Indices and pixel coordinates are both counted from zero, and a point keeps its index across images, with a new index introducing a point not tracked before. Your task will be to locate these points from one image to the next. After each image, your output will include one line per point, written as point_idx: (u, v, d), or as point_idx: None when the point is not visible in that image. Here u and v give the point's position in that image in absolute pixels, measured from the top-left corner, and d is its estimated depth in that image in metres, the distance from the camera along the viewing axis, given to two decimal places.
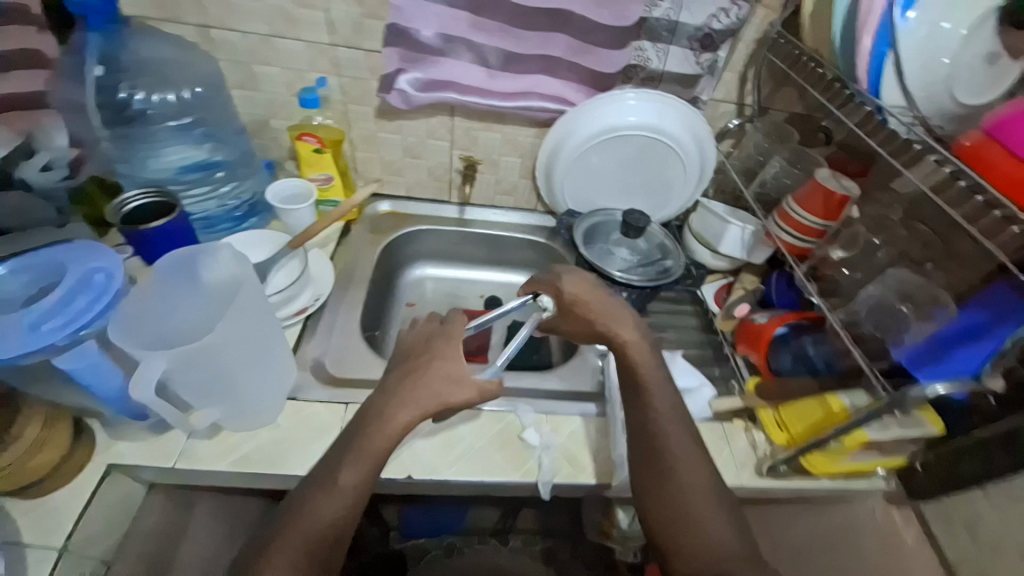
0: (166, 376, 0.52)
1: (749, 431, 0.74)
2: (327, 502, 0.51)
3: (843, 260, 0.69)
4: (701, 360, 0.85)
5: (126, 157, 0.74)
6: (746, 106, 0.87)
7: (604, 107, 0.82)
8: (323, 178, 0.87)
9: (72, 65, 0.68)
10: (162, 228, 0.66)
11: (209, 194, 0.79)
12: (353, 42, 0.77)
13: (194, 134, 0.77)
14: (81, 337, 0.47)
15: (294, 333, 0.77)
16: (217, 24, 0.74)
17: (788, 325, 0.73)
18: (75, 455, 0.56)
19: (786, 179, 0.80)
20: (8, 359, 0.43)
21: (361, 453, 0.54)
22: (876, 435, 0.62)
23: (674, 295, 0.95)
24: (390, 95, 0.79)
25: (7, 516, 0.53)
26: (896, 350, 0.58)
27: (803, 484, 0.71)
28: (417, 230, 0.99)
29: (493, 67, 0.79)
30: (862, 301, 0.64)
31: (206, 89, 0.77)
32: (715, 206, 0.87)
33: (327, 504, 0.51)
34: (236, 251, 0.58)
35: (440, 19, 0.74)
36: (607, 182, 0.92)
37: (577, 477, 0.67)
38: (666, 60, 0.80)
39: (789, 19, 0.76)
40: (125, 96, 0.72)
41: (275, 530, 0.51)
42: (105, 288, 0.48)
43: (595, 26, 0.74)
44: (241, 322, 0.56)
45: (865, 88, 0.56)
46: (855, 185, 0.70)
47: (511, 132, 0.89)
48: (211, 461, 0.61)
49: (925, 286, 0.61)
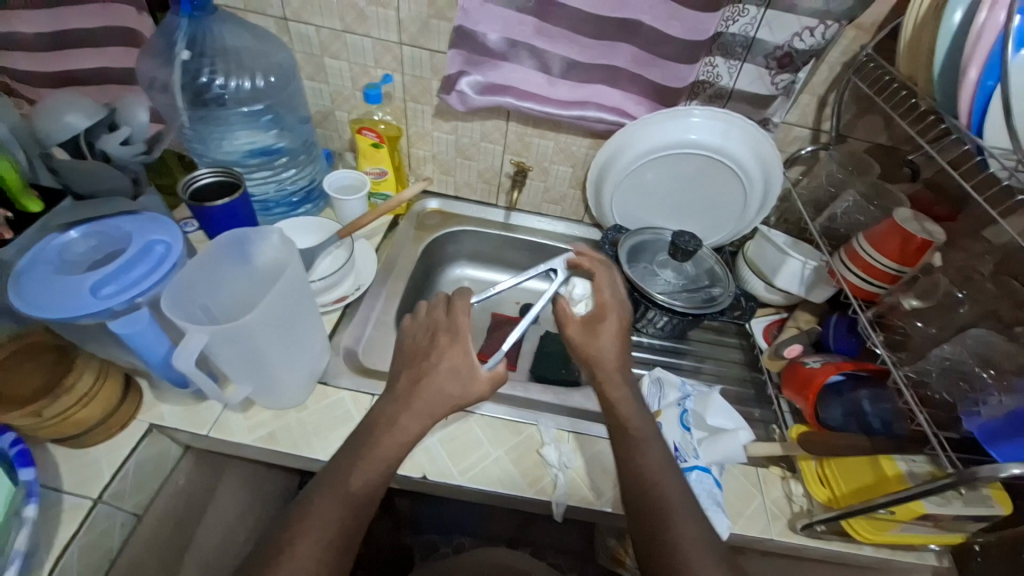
0: (206, 349, 0.54)
1: (786, 481, 0.68)
2: (336, 503, 0.51)
3: (916, 311, 0.61)
4: (741, 398, 0.80)
5: (201, 137, 0.79)
6: (822, 132, 0.81)
7: (665, 122, 0.79)
8: (377, 172, 0.89)
9: (163, 46, 0.74)
10: (226, 206, 0.70)
11: (270, 178, 0.83)
12: (419, 42, 0.79)
13: (263, 120, 0.81)
14: (136, 303, 0.49)
15: (332, 319, 0.79)
16: (295, 18, 0.78)
17: (844, 373, 0.67)
18: (121, 410, 0.60)
19: (859, 215, 0.74)
20: (69, 318, 0.46)
21: (379, 458, 0.54)
22: (936, 510, 0.56)
23: (719, 326, 0.91)
24: (449, 96, 0.80)
25: (53, 461, 0.57)
26: (968, 422, 0.50)
27: (844, 549, 0.64)
28: (462, 230, 1.00)
29: (553, 75, 0.78)
30: (932, 359, 0.57)
31: (279, 79, 0.80)
32: (775, 236, 0.82)
33: (337, 505, 0.51)
34: (286, 237, 0.60)
35: (505, 23, 0.73)
36: (659, 201, 0.88)
37: (592, 503, 0.64)
38: (737, 78, 0.76)
39: (882, 43, 0.69)
40: (206, 80, 0.76)
41: (291, 520, 0.50)
42: (162, 260, 0.52)
43: (664, 38, 0.71)
44: (283, 305, 0.57)
45: (965, 125, 0.50)
46: (941, 231, 0.63)
47: (565, 140, 0.88)
48: (240, 434, 0.63)
49: (1011, 353, 0.54)
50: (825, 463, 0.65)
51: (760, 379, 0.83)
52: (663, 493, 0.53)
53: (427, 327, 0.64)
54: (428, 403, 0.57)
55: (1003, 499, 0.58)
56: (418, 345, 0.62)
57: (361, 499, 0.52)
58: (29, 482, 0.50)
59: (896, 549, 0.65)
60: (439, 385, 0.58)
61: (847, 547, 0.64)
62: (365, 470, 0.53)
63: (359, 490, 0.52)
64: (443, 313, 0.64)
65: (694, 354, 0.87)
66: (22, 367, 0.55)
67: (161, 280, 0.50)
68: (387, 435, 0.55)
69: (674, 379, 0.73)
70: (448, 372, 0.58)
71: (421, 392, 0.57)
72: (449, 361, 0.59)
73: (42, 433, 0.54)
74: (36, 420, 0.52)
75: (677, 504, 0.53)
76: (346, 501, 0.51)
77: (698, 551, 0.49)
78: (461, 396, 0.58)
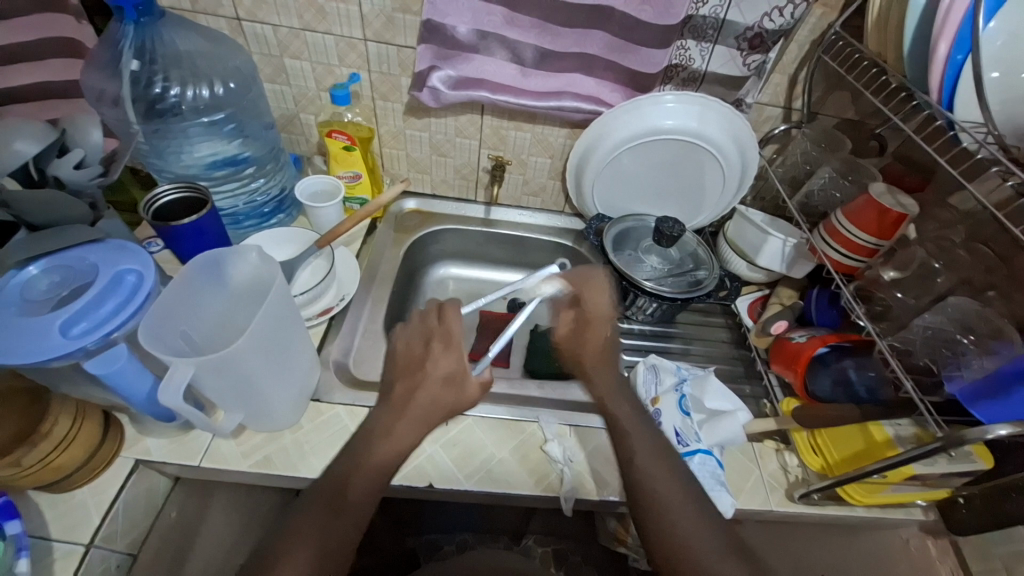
0: (193, 382, 0.52)
1: (780, 453, 0.71)
2: (338, 516, 0.49)
3: (895, 282, 0.65)
4: (732, 375, 0.82)
5: (158, 152, 0.74)
6: (794, 111, 0.83)
7: (641, 109, 0.79)
8: (351, 176, 0.86)
9: (108, 57, 0.69)
10: (193, 224, 0.65)
11: (237, 190, 0.79)
12: (385, 37, 0.75)
13: (227, 129, 0.77)
14: (112, 339, 0.46)
15: (319, 332, 0.76)
16: (249, 17, 0.73)
17: (830, 346, 0.69)
18: (103, 449, 0.56)
19: (835, 191, 0.76)
20: (39, 362, 0.43)
21: (376, 471, 0.52)
22: (923, 469, 0.58)
23: (705, 308, 0.93)
24: (421, 93, 0.78)
25: (35, 509, 0.54)
26: (950, 385, 0.54)
27: (839, 512, 0.67)
28: (442, 229, 0.98)
29: (526, 65, 0.76)
30: (915, 329, 0.60)
31: (238, 84, 0.75)
32: (753, 215, 0.83)
33: (336, 518, 0.49)
34: (264, 253, 0.57)
35: (474, 14, 0.71)
36: (640, 187, 0.89)
37: (599, 493, 0.65)
38: (710, 61, 0.76)
39: (849, 19, 0.71)
40: (159, 90, 0.71)
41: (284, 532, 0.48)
42: (135, 291, 0.48)
43: (637, 23, 0.70)
44: (270, 327, 0.55)
45: (937, 101, 0.52)
46: (914, 203, 0.65)
47: (541, 131, 0.86)
48: (234, 462, 0.61)
49: (985, 317, 0.57)
50: (817, 434, 0.67)
51: (748, 355, 0.85)
52: (665, 475, 0.53)
53: (421, 335, 0.61)
54: (426, 411, 0.56)
55: (982, 454, 0.61)
56: (414, 354, 0.59)
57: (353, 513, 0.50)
58: (17, 536, 0.46)
59: (885, 506, 0.68)
60: (434, 395, 0.56)
61: (841, 510, 0.67)
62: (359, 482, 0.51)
63: (353, 501, 0.50)
64: (436, 320, 0.62)
65: (682, 337, 0.88)
66: None
67: (135, 313, 0.47)
68: (382, 445, 0.54)
69: (669, 364, 0.73)
70: (444, 381, 0.57)
71: (414, 402, 0.56)
72: (441, 371, 0.58)
73: (20, 483, 0.50)
74: (15, 470, 0.48)
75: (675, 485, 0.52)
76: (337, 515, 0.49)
77: (695, 530, 0.49)
78: (459, 404, 0.58)
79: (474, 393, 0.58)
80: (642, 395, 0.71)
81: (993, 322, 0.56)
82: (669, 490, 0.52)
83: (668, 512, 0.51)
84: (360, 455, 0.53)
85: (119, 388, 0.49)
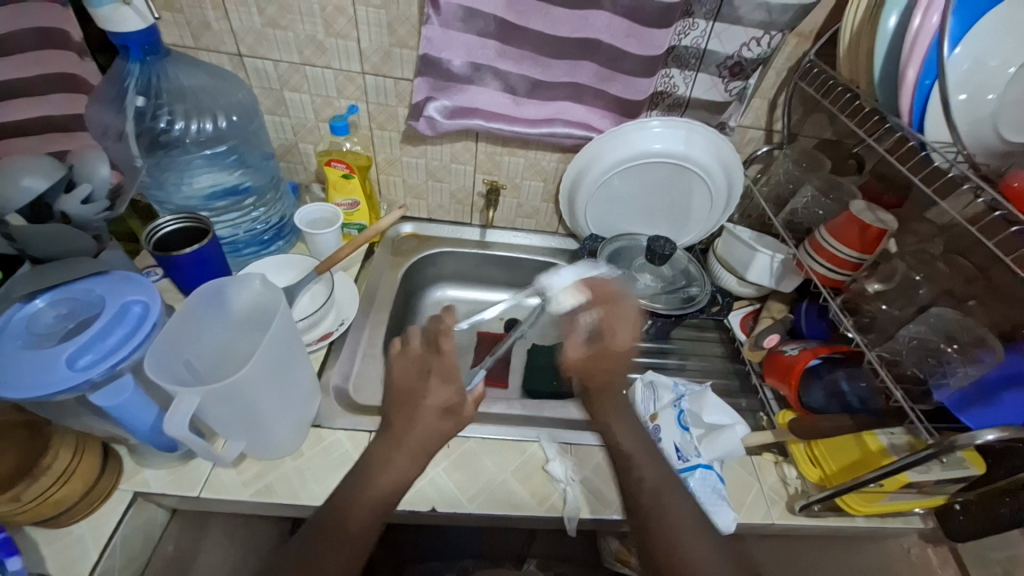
0: (197, 412, 0.52)
1: (779, 465, 0.72)
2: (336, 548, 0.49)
3: (880, 294, 0.67)
4: (727, 390, 0.83)
5: (159, 183, 0.75)
6: (775, 132, 0.87)
7: (629, 134, 0.82)
8: (349, 204, 0.88)
9: (114, 93, 0.71)
10: (194, 253, 0.66)
11: (238, 219, 0.80)
12: (382, 71, 0.78)
13: (228, 160, 0.79)
14: (118, 370, 0.47)
15: (318, 357, 0.76)
16: (251, 54, 0.76)
17: (821, 357, 0.71)
18: (102, 482, 0.56)
19: (818, 209, 0.79)
20: (45, 395, 0.43)
21: (378, 490, 0.53)
22: (919, 477, 0.60)
23: (699, 323, 0.95)
24: (417, 122, 0.80)
25: (32, 545, 0.53)
26: (939, 394, 0.56)
27: (839, 523, 0.67)
28: (438, 252, 1.00)
29: (519, 95, 0.80)
30: (901, 339, 0.62)
31: (242, 117, 0.78)
32: (740, 232, 0.86)
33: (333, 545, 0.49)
34: (267, 281, 0.58)
35: (468, 48, 0.74)
36: (631, 208, 0.91)
37: (602, 512, 0.65)
38: (693, 87, 0.80)
39: (822, 48, 0.75)
40: (165, 125, 0.74)
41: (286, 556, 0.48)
42: (140, 321, 0.49)
43: (623, 54, 0.74)
44: (274, 355, 0.55)
45: (908, 122, 0.55)
46: (893, 218, 0.68)
47: (534, 156, 0.89)
48: (235, 491, 0.60)
49: (967, 326, 0.59)
50: (813, 445, 0.68)
51: (742, 369, 0.86)
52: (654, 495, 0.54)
53: (418, 363, 0.59)
54: (425, 444, 0.56)
55: (974, 458, 0.63)
56: (410, 384, 0.58)
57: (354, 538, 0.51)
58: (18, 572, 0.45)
59: (885, 516, 0.69)
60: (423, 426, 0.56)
61: (842, 522, 0.67)
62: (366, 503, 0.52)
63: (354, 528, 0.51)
64: (433, 350, 0.60)
65: (678, 353, 0.89)
66: None
67: (141, 343, 0.48)
68: (391, 467, 0.54)
69: (666, 380, 0.74)
70: (440, 413, 0.57)
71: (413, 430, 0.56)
72: (438, 402, 0.57)
73: (17, 519, 0.50)
74: (15, 505, 0.48)
75: (671, 500, 0.53)
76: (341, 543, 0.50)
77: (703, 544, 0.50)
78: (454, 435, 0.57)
79: (461, 413, 0.58)
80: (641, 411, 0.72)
81: (974, 331, 0.58)
82: (669, 507, 0.53)
83: (671, 525, 0.51)
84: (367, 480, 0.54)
85: (123, 419, 0.49)
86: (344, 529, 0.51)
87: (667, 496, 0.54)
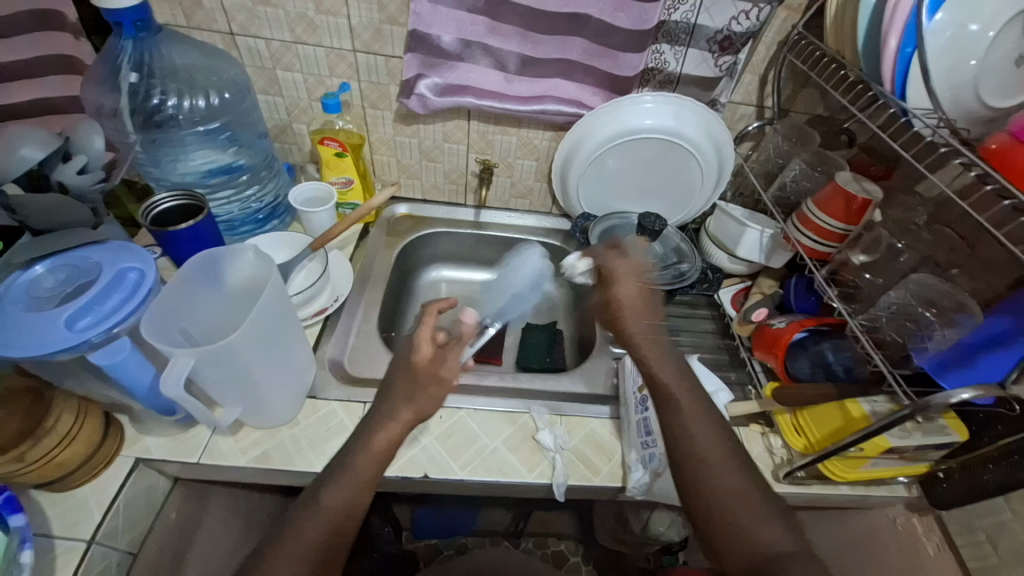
0: (192, 374, 0.53)
1: (766, 436, 0.73)
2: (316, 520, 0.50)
3: (865, 265, 0.68)
4: (717, 364, 0.84)
5: (154, 161, 0.77)
6: (766, 109, 0.87)
7: (621, 109, 0.83)
8: (343, 182, 0.89)
9: (107, 71, 0.72)
10: (190, 229, 0.68)
11: (232, 198, 0.81)
12: (373, 48, 0.79)
13: (221, 138, 0.79)
14: (115, 333, 0.48)
15: (313, 332, 0.77)
16: (243, 32, 0.77)
17: (807, 330, 0.71)
18: (104, 448, 0.58)
19: (805, 182, 0.79)
20: (45, 356, 0.45)
21: (350, 450, 0.55)
22: (898, 442, 0.60)
23: (691, 300, 0.95)
24: (409, 100, 0.81)
25: (37, 507, 0.55)
26: (918, 358, 0.58)
27: (824, 490, 0.69)
28: (433, 233, 1.01)
29: (510, 72, 0.80)
30: (882, 305, 0.63)
31: (233, 95, 0.79)
32: (732, 209, 0.86)
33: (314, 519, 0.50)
34: (260, 252, 0.60)
35: (458, 24, 0.74)
36: (622, 186, 0.92)
37: (590, 479, 0.66)
38: (683, 64, 0.80)
39: (811, 20, 0.75)
40: (157, 102, 0.74)
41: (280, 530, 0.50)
42: (138, 286, 0.51)
43: (612, 29, 0.74)
44: (266, 323, 0.56)
45: (890, 91, 0.56)
46: (878, 189, 0.68)
47: (526, 134, 0.90)
48: (233, 458, 0.62)
49: (948, 292, 0.60)
50: (799, 415, 0.69)
51: (732, 344, 0.87)
52: None
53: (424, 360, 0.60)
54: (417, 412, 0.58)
55: (956, 425, 0.64)
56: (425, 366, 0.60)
57: (332, 544, 0.50)
58: (21, 529, 0.47)
59: (869, 484, 0.70)
60: (427, 390, 0.58)
61: (826, 489, 0.69)
62: (339, 476, 0.53)
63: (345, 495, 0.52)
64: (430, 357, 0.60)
65: (670, 329, 0.90)
66: None
67: (137, 307, 0.49)
68: (394, 431, 0.57)
69: (654, 352, 0.76)
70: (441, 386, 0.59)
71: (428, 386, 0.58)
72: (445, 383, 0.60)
73: (24, 479, 0.52)
74: (19, 466, 0.50)
75: (698, 435, 0.54)
76: (311, 554, 0.49)
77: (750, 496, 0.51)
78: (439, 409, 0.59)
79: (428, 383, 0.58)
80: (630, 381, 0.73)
81: (954, 296, 0.59)
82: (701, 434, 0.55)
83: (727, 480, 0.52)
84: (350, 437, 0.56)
85: (122, 381, 0.51)
86: (330, 514, 0.51)
87: (698, 432, 0.54)
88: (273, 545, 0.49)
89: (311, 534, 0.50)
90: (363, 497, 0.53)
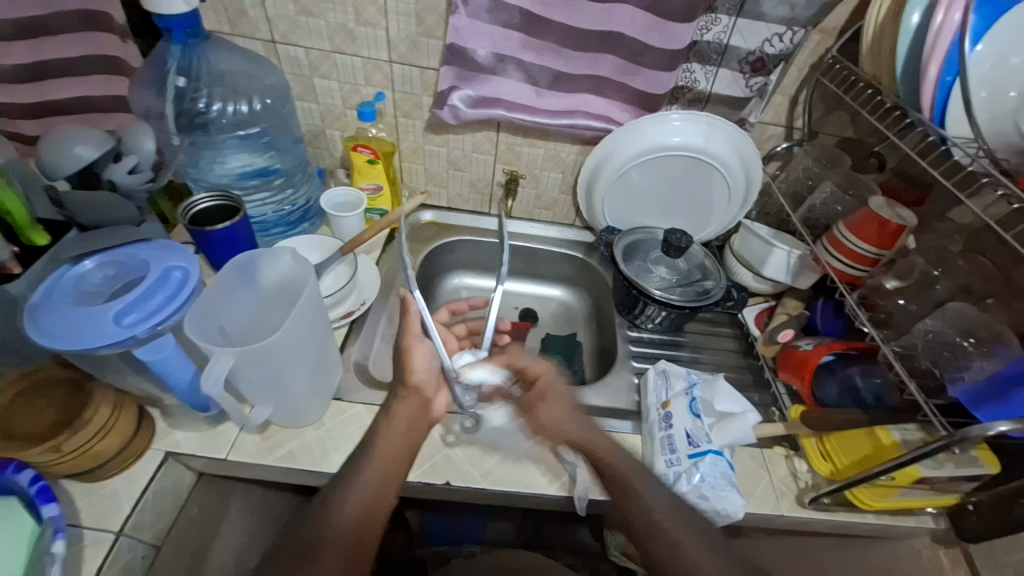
0: (231, 373, 0.55)
1: (790, 459, 0.72)
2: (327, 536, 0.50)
3: (898, 290, 0.67)
4: (740, 384, 0.83)
5: (194, 162, 0.79)
6: (795, 129, 0.87)
7: (650, 126, 0.83)
8: (373, 188, 0.91)
9: (154, 75, 0.74)
10: (227, 229, 0.69)
11: (267, 200, 0.83)
12: (409, 59, 0.80)
13: (260, 142, 0.82)
14: (160, 329, 0.49)
15: (341, 334, 0.78)
16: (284, 40, 0.79)
17: (835, 353, 0.70)
18: (137, 441, 0.59)
19: (836, 205, 0.79)
20: (93, 349, 0.46)
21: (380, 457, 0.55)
22: (929, 472, 0.60)
23: (713, 318, 0.95)
24: (441, 110, 0.83)
25: (67, 496, 0.56)
26: (953, 388, 0.56)
27: (849, 518, 0.67)
28: (457, 241, 1.02)
29: (541, 86, 0.81)
30: (916, 332, 0.63)
31: (275, 101, 0.81)
32: (758, 228, 0.86)
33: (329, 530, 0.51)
34: (297, 255, 0.61)
35: (494, 39, 0.76)
36: (647, 202, 0.93)
37: (612, 494, 0.66)
38: (714, 82, 0.80)
39: (845, 45, 0.76)
40: (203, 106, 0.77)
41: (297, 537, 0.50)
42: (183, 284, 0.52)
43: (646, 48, 0.75)
44: (303, 326, 0.58)
45: (930, 118, 0.56)
46: (912, 215, 0.68)
47: (554, 147, 0.91)
48: (260, 456, 0.63)
49: (985, 322, 0.60)
50: (825, 439, 0.68)
51: (755, 364, 0.86)
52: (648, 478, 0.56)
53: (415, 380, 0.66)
54: None
55: (988, 457, 0.62)
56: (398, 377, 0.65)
57: (359, 536, 0.51)
58: (55, 518, 0.48)
59: (896, 513, 0.69)
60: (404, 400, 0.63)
61: (852, 517, 0.68)
62: (369, 467, 0.54)
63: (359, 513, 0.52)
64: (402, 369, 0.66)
65: (690, 346, 0.90)
66: (36, 403, 0.54)
67: (182, 305, 0.50)
68: None
69: (679, 369, 0.75)
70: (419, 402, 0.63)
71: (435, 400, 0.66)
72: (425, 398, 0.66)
73: (59, 469, 0.53)
74: (55, 455, 0.51)
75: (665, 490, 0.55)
76: (344, 548, 0.50)
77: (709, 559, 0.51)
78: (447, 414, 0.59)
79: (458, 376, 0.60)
80: (654, 397, 0.73)
81: (993, 326, 0.59)
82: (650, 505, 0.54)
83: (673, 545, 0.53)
84: (373, 435, 0.58)
85: (163, 376, 0.52)
86: (356, 521, 0.52)
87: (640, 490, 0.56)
88: (302, 537, 0.50)
89: (338, 521, 0.51)
90: (388, 494, 0.55)
